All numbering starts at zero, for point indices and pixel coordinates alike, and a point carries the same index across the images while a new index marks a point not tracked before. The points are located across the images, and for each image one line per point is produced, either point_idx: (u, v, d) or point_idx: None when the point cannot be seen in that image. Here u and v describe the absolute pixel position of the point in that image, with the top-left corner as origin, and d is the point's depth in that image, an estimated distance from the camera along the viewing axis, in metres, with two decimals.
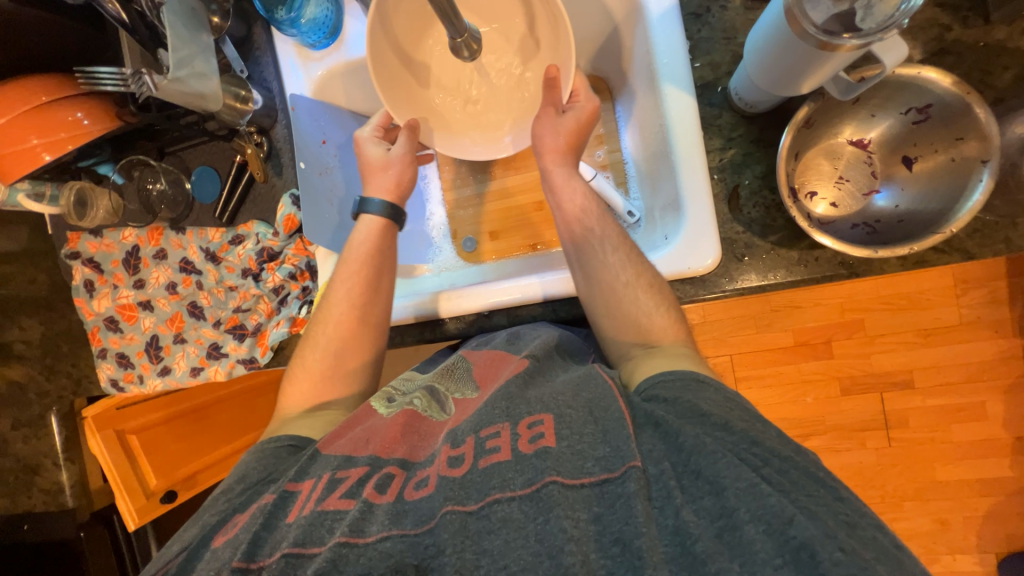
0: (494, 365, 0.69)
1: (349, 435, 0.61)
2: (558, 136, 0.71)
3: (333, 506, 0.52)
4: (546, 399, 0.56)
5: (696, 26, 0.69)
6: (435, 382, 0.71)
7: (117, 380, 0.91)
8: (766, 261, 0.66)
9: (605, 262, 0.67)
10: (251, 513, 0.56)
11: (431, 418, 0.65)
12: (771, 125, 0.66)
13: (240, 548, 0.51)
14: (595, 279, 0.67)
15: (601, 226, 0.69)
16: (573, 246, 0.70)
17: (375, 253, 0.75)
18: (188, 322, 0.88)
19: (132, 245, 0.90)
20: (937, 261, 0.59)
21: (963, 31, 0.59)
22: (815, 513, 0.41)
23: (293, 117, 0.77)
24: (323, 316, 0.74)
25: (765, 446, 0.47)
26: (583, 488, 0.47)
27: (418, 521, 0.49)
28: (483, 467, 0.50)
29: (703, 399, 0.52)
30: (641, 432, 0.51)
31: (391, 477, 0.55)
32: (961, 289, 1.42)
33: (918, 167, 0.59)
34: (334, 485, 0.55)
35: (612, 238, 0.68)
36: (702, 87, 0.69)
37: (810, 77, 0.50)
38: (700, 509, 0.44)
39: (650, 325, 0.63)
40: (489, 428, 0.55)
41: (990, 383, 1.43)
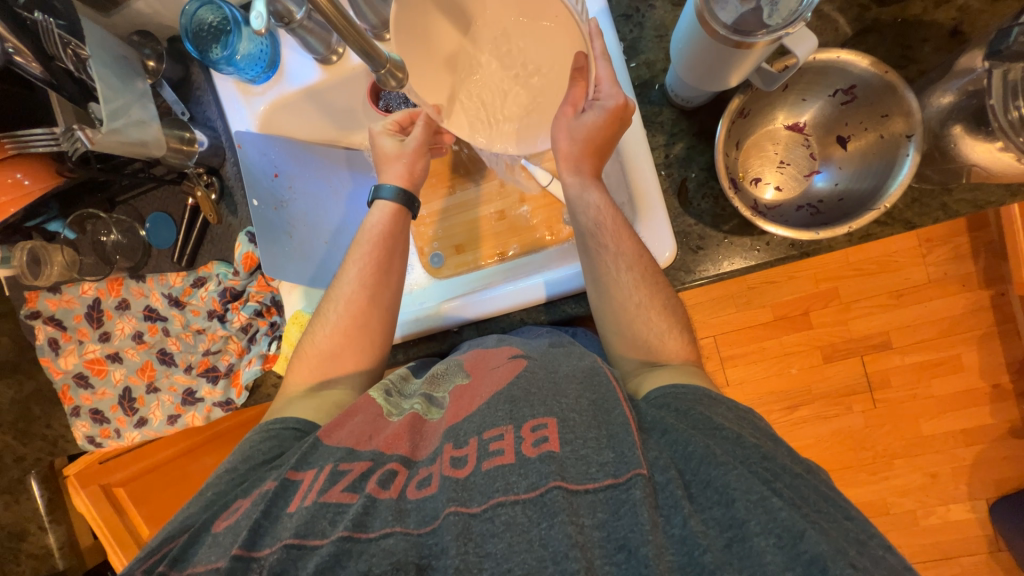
0: (484, 358, 0.69)
1: (348, 425, 0.63)
2: (574, 142, 0.66)
3: (336, 498, 0.53)
4: (550, 402, 0.56)
5: (628, 27, 0.69)
6: (430, 386, 0.71)
7: (94, 436, 0.90)
8: (720, 251, 0.68)
9: (618, 280, 0.65)
10: (252, 499, 0.57)
11: (432, 420, 0.65)
12: (711, 116, 0.67)
13: (240, 534, 0.53)
14: (607, 296, 0.66)
15: (616, 242, 0.66)
16: (588, 259, 0.68)
17: (388, 236, 0.75)
18: (160, 370, 0.87)
19: (92, 299, 0.88)
20: (880, 234, 0.61)
21: (881, 9, 0.61)
22: (826, 529, 0.42)
23: (240, 155, 0.77)
24: (330, 300, 0.74)
25: (777, 462, 0.48)
26: (587, 493, 0.48)
27: (421, 521, 0.51)
28: (486, 469, 0.52)
29: (716, 413, 0.53)
30: (648, 437, 0.52)
31: (395, 473, 0.56)
32: (926, 248, 1.46)
33: (852, 146, 0.61)
34: (336, 476, 0.56)
35: (627, 256, 0.65)
36: (640, 86, 0.70)
37: (734, 72, 0.52)
38: (709, 519, 0.45)
39: (660, 347, 0.64)
40: (492, 430, 0.56)
41: (963, 335, 1.47)
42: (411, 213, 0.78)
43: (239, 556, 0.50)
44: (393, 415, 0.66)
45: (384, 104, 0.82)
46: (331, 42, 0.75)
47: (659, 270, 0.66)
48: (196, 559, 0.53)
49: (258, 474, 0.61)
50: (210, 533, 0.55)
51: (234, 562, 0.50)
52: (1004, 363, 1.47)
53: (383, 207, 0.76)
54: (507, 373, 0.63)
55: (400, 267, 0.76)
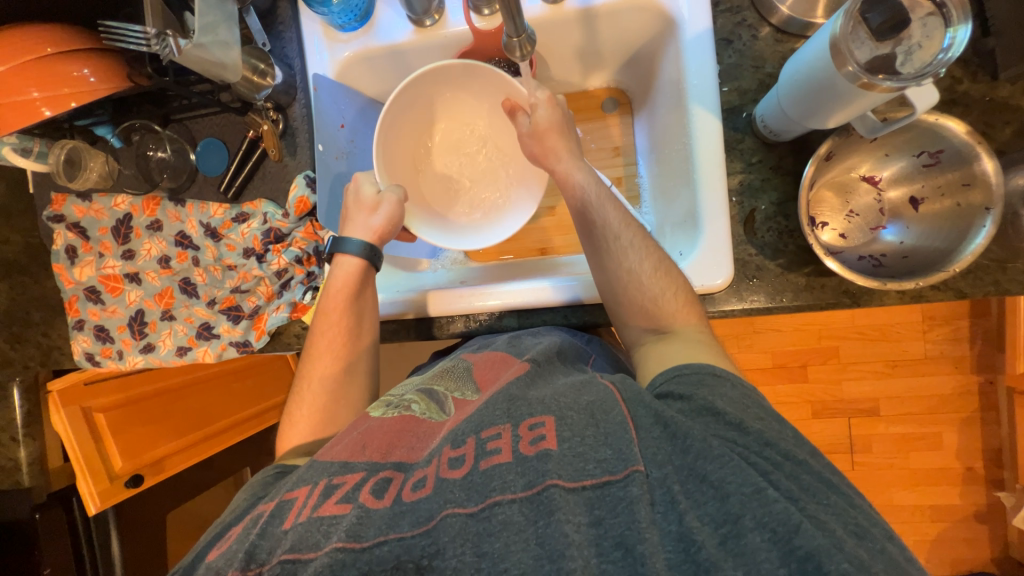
0: (494, 366, 0.65)
1: (343, 440, 0.54)
2: (538, 135, 0.74)
3: (330, 512, 0.46)
4: (547, 401, 0.52)
5: (727, 52, 0.71)
6: (432, 384, 0.65)
7: (93, 354, 0.86)
8: (774, 284, 0.69)
9: (609, 250, 0.67)
10: (245, 524, 0.50)
11: (430, 420, 0.58)
12: (790, 154, 0.69)
13: (235, 556, 0.46)
14: (601, 266, 0.68)
15: (602, 215, 0.69)
16: (583, 234, 0.71)
17: (356, 295, 0.72)
18: (179, 299, 0.84)
19: (123, 212, 0.84)
20: (932, 297, 0.63)
21: (972, 84, 0.63)
22: (823, 523, 0.41)
23: (314, 97, 0.75)
24: (303, 376, 0.71)
25: (778, 449, 0.46)
26: (583, 491, 0.44)
27: (415, 523, 0.44)
28: (482, 470, 0.46)
29: (719, 396, 0.51)
30: (647, 432, 0.48)
31: (388, 481, 0.49)
32: (928, 325, 1.50)
33: (923, 208, 0.63)
34: (329, 490, 0.48)
35: (614, 225, 0.68)
36: (728, 111, 0.71)
37: (839, 113, 0.53)
38: (704, 515, 0.42)
39: (657, 310, 0.64)
40: (489, 429, 0.50)
41: (948, 415, 1.52)
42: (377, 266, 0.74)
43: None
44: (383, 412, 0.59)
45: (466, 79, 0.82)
46: (431, 6, 0.74)
47: (649, 236, 0.69)
48: None
49: (251, 500, 0.55)
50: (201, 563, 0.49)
51: None
52: (980, 448, 1.51)
53: (342, 262, 0.73)
54: (515, 373, 0.59)
55: (371, 327, 0.73)
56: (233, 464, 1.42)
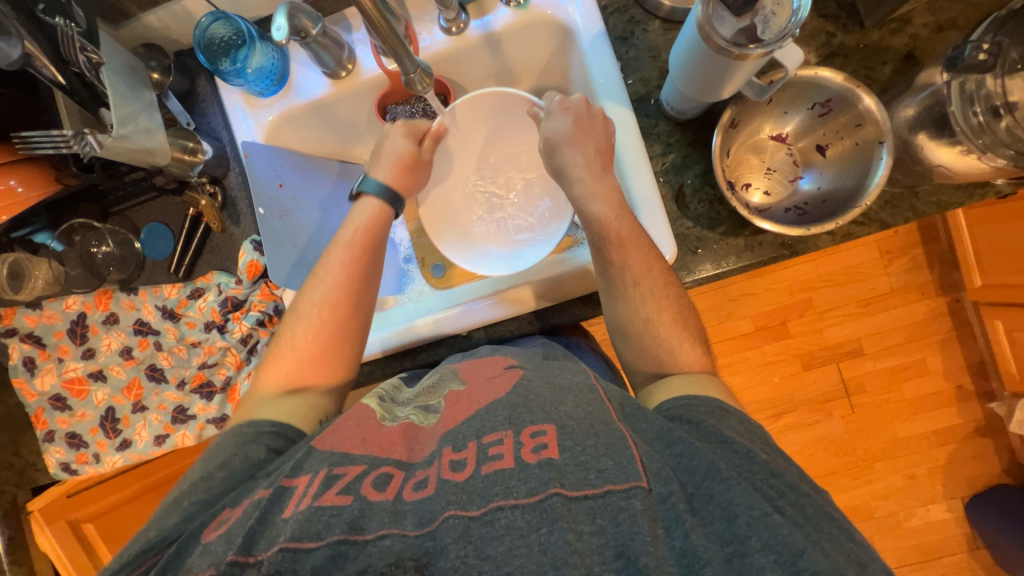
0: (483, 364, 0.65)
1: (342, 429, 0.56)
2: (559, 148, 0.70)
3: (330, 502, 0.46)
4: (549, 408, 0.51)
5: (624, 48, 0.76)
6: (425, 399, 0.65)
7: (69, 463, 0.84)
8: (717, 251, 0.72)
9: (625, 295, 0.66)
10: (245, 507, 0.50)
11: (424, 425, 0.58)
12: (703, 128, 0.73)
13: (233, 543, 0.45)
14: (615, 308, 0.68)
15: (621, 257, 0.66)
16: (599, 270, 0.69)
17: (369, 238, 0.72)
18: (148, 388, 0.84)
19: (77, 313, 0.84)
20: (860, 233, 0.67)
21: (845, 36, 0.69)
22: (825, 550, 0.41)
23: (247, 163, 0.77)
24: (306, 298, 0.69)
25: (784, 479, 0.48)
26: (586, 500, 0.44)
27: (419, 522, 0.45)
28: (485, 474, 0.46)
29: (727, 427, 0.52)
30: (653, 449, 0.48)
31: (390, 476, 0.50)
32: (886, 260, 1.57)
33: (830, 153, 0.67)
34: (330, 480, 0.49)
35: (633, 270, 0.66)
36: (637, 101, 0.75)
37: (727, 84, 0.57)
38: (710, 533, 0.42)
39: (672, 360, 0.63)
40: (491, 434, 0.50)
41: (927, 339, 1.57)
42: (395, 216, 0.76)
43: (235, 563, 0.43)
44: (387, 419, 0.60)
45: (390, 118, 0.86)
46: (342, 57, 0.77)
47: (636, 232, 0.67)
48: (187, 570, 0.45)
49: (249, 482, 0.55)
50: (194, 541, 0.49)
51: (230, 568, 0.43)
52: (964, 365, 1.57)
53: (365, 206, 0.74)
54: (505, 383, 0.57)
55: (380, 271, 0.73)
56: None
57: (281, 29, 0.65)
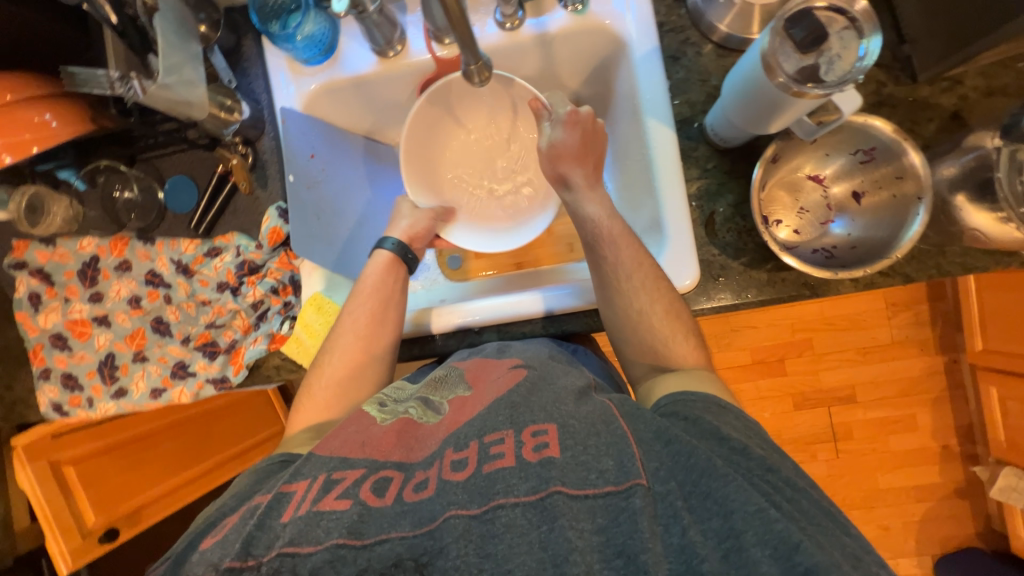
0: (487, 366, 0.65)
1: (341, 436, 0.55)
2: (555, 154, 0.73)
3: (330, 506, 0.46)
4: (549, 408, 0.52)
5: (675, 68, 0.76)
6: (427, 393, 0.63)
7: (61, 404, 0.83)
8: (738, 281, 0.72)
9: (619, 289, 0.67)
10: (241, 513, 0.50)
11: (426, 423, 0.57)
12: (742, 158, 0.73)
13: (233, 547, 0.45)
14: (610, 302, 0.69)
15: (614, 253, 0.68)
16: (591, 265, 0.71)
17: (383, 287, 0.74)
18: (151, 339, 0.82)
19: (89, 255, 0.83)
20: (882, 283, 0.67)
21: (895, 87, 0.69)
22: (823, 544, 0.40)
23: (283, 129, 0.77)
24: (326, 348, 0.71)
25: (780, 475, 0.46)
26: (587, 499, 0.43)
27: (417, 523, 0.44)
28: (485, 473, 0.46)
29: (723, 423, 0.50)
30: (649, 448, 0.46)
31: (389, 480, 0.49)
32: (891, 311, 1.57)
33: (865, 201, 0.67)
34: (329, 485, 0.48)
35: (625, 265, 0.67)
36: (681, 122, 0.75)
37: (777, 118, 0.58)
38: (707, 530, 0.41)
39: (668, 351, 0.64)
40: (492, 434, 0.50)
41: (919, 396, 1.58)
42: (406, 266, 0.78)
43: (233, 571, 0.43)
44: (387, 419, 0.58)
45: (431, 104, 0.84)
46: (393, 37, 0.77)
47: (634, 242, 0.69)
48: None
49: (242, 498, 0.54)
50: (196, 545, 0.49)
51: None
52: (952, 425, 1.58)
53: (376, 259, 0.77)
54: (509, 380, 0.58)
55: (396, 316, 0.74)
56: None
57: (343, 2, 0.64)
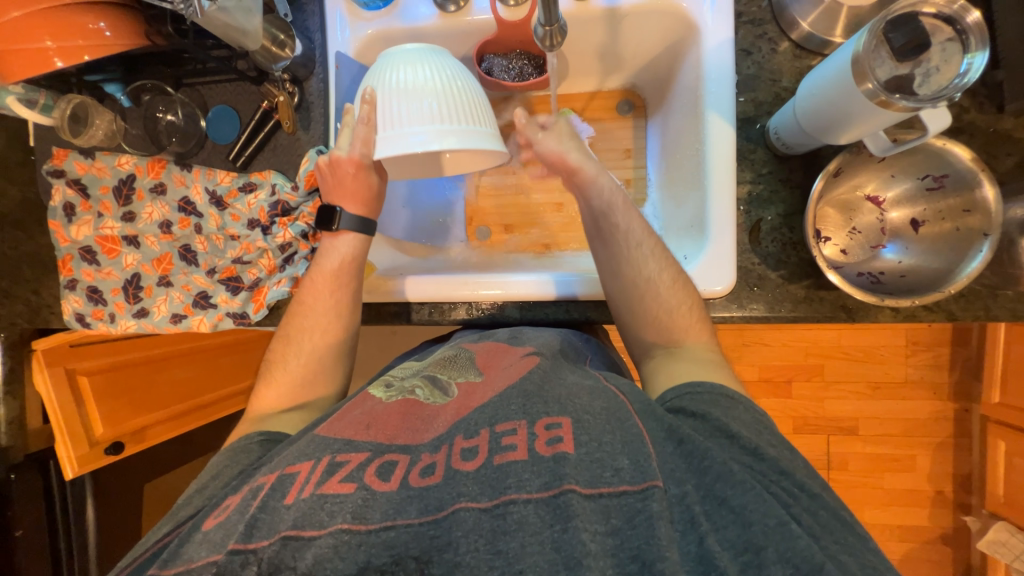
0: (496, 354, 0.61)
1: (345, 418, 0.52)
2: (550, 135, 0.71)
3: (333, 491, 0.43)
4: (564, 400, 0.49)
5: (746, 63, 0.72)
6: (435, 370, 0.59)
7: (84, 315, 0.85)
8: (774, 294, 0.70)
9: (628, 257, 0.65)
10: (244, 495, 0.47)
11: (433, 404, 0.53)
12: (800, 168, 0.70)
13: (236, 529, 0.42)
14: (616, 271, 0.66)
15: (624, 221, 0.67)
16: (599, 239, 0.68)
17: (347, 269, 0.70)
18: (177, 266, 0.83)
19: (127, 172, 0.83)
20: (924, 317, 0.65)
21: (979, 115, 0.65)
22: (844, 563, 0.40)
23: (335, 75, 0.76)
24: (295, 327, 0.69)
25: (794, 480, 0.45)
26: (601, 498, 0.41)
27: (423, 511, 0.41)
28: (497, 465, 0.43)
29: (732, 418, 0.50)
30: (662, 448, 0.46)
31: (393, 464, 0.45)
32: (911, 350, 1.53)
33: (924, 231, 0.64)
34: (333, 468, 0.45)
35: (635, 233, 0.66)
36: (742, 121, 0.72)
37: (851, 129, 0.55)
38: (724, 540, 0.40)
39: (671, 325, 0.63)
40: (504, 423, 0.47)
41: (924, 439, 1.55)
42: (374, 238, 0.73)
43: (235, 553, 0.40)
44: (391, 398, 0.55)
45: (485, 68, 0.82)
46: None
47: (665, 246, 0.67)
48: (181, 558, 0.42)
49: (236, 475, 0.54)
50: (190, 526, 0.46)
51: (229, 558, 0.40)
52: (951, 473, 1.55)
53: (343, 236, 0.71)
54: (520, 369, 0.54)
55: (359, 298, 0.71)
56: (213, 439, 1.38)
57: None
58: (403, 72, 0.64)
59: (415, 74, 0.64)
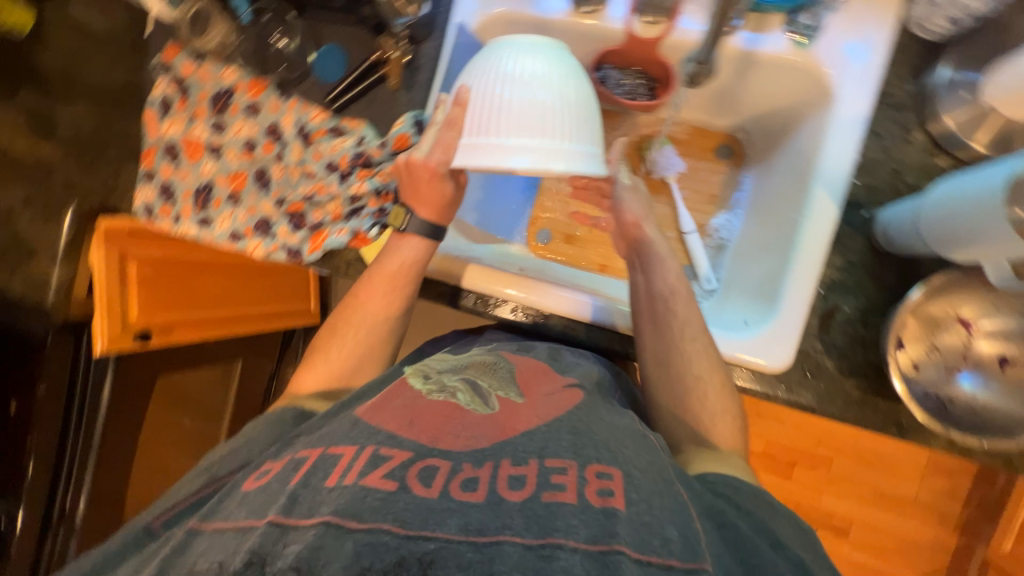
0: (537, 375, 0.61)
1: (389, 408, 0.52)
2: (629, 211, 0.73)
3: (376, 485, 0.41)
4: (614, 450, 0.47)
5: (872, 145, 0.68)
6: (475, 376, 0.59)
7: (152, 208, 0.88)
8: (827, 388, 0.67)
9: (680, 349, 0.63)
10: (288, 464, 0.48)
11: (474, 412, 0.52)
12: (895, 268, 0.66)
13: (278, 500, 0.42)
14: (664, 360, 0.64)
15: (684, 311, 0.65)
16: (650, 324, 0.65)
17: (403, 278, 0.71)
18: (250, 187, 0.84)
19: (227, 85, 0.84)
20: (981, 457, 0.64)
21: None
22: None
23: (452, 52, 0.77)
24: (346, 318, 0.72)
25: None
26: (650, 567, 0.37)
27: (465, 528, 0.38)
28: (545, 502, 0.40)
29: (777, 526, 0.47)
30: (707, 531, 0.44)
31: (435, 470, 0.43)
32: (926, 472, 1.47)
33: (1010, 371, 0.61)
34: (376, 461, 0.44)
35: (692, 325, 0.65)
36: (849, 203, 0.68)
37: (975, 249, 0.52)
38: None
39: (711, 427, 0.61)
40: (553, 459, 0.45)
41: (913, 563, 1.49)
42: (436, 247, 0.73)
43: (276, 525, 0.39)
44: (432, 394, 0.55)
45: (599, 77, 0.79)
46: None
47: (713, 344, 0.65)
48: (222, 517, 0.44)
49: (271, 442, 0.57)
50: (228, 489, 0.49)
51: (269, 529, 0.39)
52: None
53: (408, 238, 0.72)
54: (564, 402, 0.54)
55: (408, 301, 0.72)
56: None
57: None
58: (514, 65, 0.61)
59: (527, 68, 0.61)
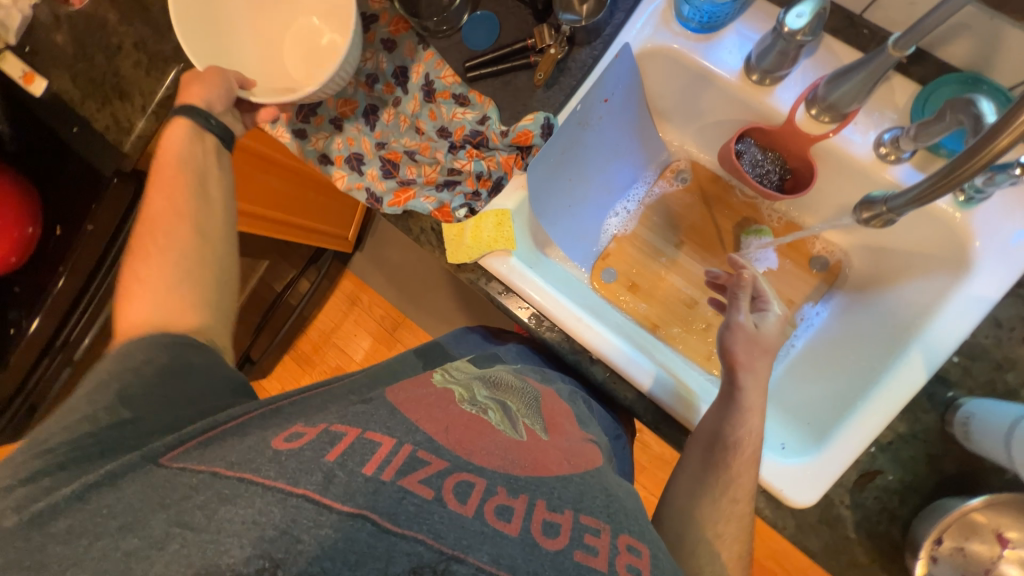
0: (560, 420, 0.60)
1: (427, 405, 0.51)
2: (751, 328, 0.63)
3: (411, 487, 0.38)
4: (643, 527, 0.45)
5: (987, 331, 0.65)
6: (506, 396, 0.58)
7: None
8: (838, 542, 0.65)
9: (714, 500, 0.59)
10: (322, 434, 0.43)
11: (502, 433, 0.50)
12: (956, 459, 0.64)
13: (313, 469, 0.38)
14: (693, 498, 0.60)
15: (738, 470, 0.59)
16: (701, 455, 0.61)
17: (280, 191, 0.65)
18: (355, 119, 0.81)
19: (371, 9, 0.80)
20: None
21: None
22: None
23: (609, 64, 0.73)
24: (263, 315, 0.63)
25: None
26: None
27: (494, 560, 0.36)
28: (574, 560, 0.38)
29: None
30: None
31: (470, 485, 0.41)
32: None
33: None
34: (414, 461, 0.41)
35: (738, 486, 0.59)
36: (938, 377, 0.66)
37: None
38: None
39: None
40: (588, 516, 0.42)
41: None
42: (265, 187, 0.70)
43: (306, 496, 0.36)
44: (463, 403, 0.54)
45: (740, 148, 0.81)
46: (775, 71, 0.69)
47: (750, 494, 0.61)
48: (236, 465, 0.39)
49: (177, 419, 0.49)
50: (258, 435, 0.44)
51: (302, 502, 0.36)
52: None
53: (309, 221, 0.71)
54: (588, 459, 0.52)
55: None
56: None
57: (802, 17, 0.60)
58: None
59: None
